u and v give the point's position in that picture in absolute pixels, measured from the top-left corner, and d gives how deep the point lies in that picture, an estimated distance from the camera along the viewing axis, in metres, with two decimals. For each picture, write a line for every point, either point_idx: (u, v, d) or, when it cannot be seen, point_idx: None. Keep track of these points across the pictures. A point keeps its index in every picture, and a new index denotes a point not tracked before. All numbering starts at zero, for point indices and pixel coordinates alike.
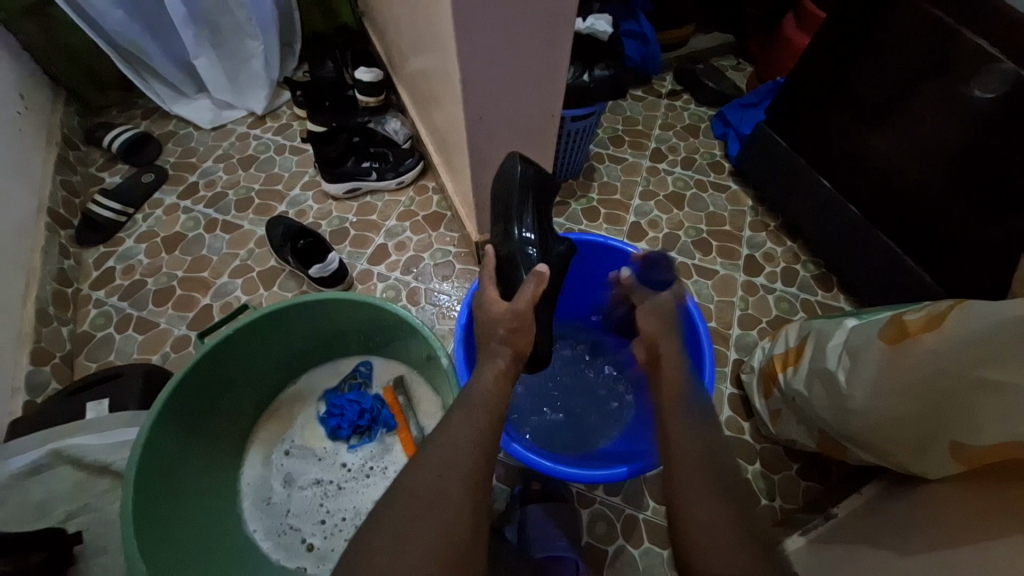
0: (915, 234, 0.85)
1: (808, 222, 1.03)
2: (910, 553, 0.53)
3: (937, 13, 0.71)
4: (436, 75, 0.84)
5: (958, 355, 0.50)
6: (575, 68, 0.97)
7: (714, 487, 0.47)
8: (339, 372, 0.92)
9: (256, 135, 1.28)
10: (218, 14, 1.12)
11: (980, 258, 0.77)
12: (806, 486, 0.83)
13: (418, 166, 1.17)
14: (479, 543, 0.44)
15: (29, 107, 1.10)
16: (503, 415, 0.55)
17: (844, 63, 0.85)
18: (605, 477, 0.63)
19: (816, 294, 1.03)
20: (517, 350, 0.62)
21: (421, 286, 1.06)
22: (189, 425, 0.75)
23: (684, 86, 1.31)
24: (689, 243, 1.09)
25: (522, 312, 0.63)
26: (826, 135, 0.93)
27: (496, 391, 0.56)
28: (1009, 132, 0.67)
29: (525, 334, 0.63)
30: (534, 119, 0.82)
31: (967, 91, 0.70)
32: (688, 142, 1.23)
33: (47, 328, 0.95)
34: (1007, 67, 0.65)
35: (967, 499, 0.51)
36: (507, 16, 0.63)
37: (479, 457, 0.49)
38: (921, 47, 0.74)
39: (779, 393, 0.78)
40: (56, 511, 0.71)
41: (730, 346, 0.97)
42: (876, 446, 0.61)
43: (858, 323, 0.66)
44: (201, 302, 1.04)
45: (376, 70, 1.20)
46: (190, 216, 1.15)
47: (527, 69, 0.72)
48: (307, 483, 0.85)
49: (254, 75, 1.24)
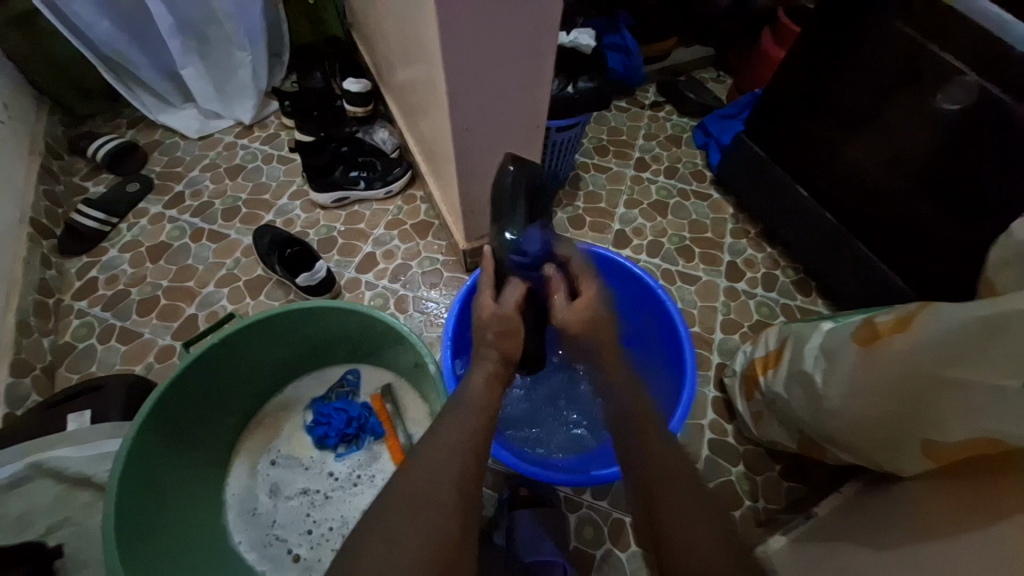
0: (889, 238, 0.88)
1: (786, 229, 1.06)
2: (886, 548, 0.54)
3: (904, 28, 0.74)
4: (424, 87, 0.85)
5: (926, 355, 0.52)
6: (559, 80, 1.00)
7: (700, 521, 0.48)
8: (326, 380, 0.92)
9: (243, 144, 1.28)
10: (206, 24, 1.13)
11: (951, 261, 0.79)
12: (789, 486, 0.85)
13: (406, 175, 1.18)
14: (468, 543, 0.45)
15: (11, 117, 1.09)
16: (491, 414, 0.55)
17: (820, 77, 0.89)
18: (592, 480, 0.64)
19: (795, 299, 1.06)
20: (505, 352, 0.63)
21: (409, 293, 1.06)
22: (174, 434, 0.74)
23: (666, 97, 1.35)
24: (673, 250, 1.11)
25: (508, 317, 0.64)
26: (803, 145, 0.97)
27: (483, 396, 0.57)
28: (975, 140, 0.70)
29: (514, 340, 0.64)
30: (520, 129, 0.83)
31: (935, 102, 0.73)
32: (671, 152, 1.26)
33: (28, 339, 0.94)
34: (972, 80, 0.69)
35: (942, 494, 0.52)
36: (492, 29, 0.65)
37: (470, 457, 0.49)
38: (893, 60, 0.77)
39: (760, 395, 0.80)
40: (35, 525, 0.70)
41: (713, 350, 0.98)
42: (852, 445, 0.63)
43: (834, 326, 0.68)
44: (187, 311, 1.03)
45: (365, 81, 1.22)
46: (175, 226, 1.14)
47: (513, 81, 0.74)
48: (294, 493, 0.84)
49: (242, 84, 1.25)
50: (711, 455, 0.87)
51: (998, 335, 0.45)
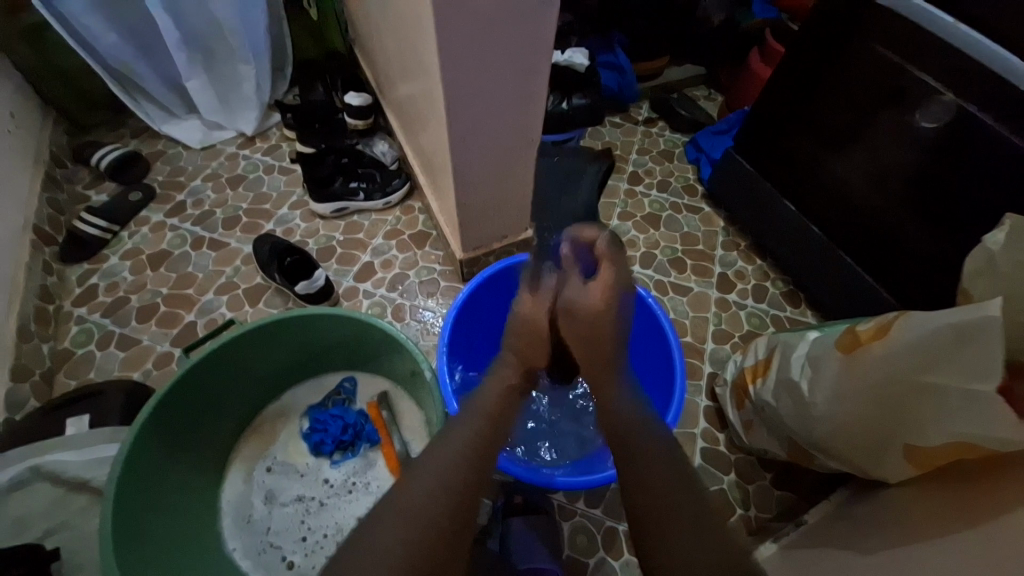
0: (875, 252, 0.90)
1: (775, 243, 1.08)
2: (872, 552, 0.55)
3: (885, 50, 0.78)
4: (422, 101, 0.88)
5: (905, 362, 0.53)
6: (554, 97, 1.04)
7: (680, 517, 0.45)
8: (322, 388, 0.93)
9: (245, 155, 1.30)
10: (211, 39, 1.17)
11: (935, 274, 0.82)
12: (779, 494, 0.85)
13: (404, 187, 1.20)
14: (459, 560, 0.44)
15: (18, 125, 1.11)
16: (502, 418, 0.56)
17: (808, 97, 0.92)
18: (590, 481, 0.68)
19: (785, 310, 1.08)
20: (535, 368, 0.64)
21: (406, 302, 1.08)
22: (173, 440, 0.75)
23: (659, 114, 1.38)
24: (665, 261, 1.14)
25: (535, 326, 0.61)
26: (790, 161, 1.00)
27: (492, 402, 0.56)
28: (958, 156, 0.73)
29: (538, 350, 0.62)
30: (516, 144, 0.86)
31: (917, 120, 0.77)
32: (664, 167, 1.29)
33: (28, 345, 0.94)
34: (949, 99, 0.71)
35: (926, 502, 0.54)
36: (486, 47, 0.68)
37: (474, 460, 0.50)
38: (880, 80, 0.80)
39: (750, 404, 0.81)
40: (34, 527, 0.70)
41: (704, 360, 1.00)
42: (840, 453, 0.64)
43: (819, 335, 0.70)
44: (185, 318, 1.04)
45: (365, 95, 1.25)
46: (177, 234, 1.16)
47: (509, 99, 0.77)
48: (288, 499, 0.84)
49: (245, 96, 1.28)
50: (703, 464, 0.88)
51: (969, 340, 0.47)
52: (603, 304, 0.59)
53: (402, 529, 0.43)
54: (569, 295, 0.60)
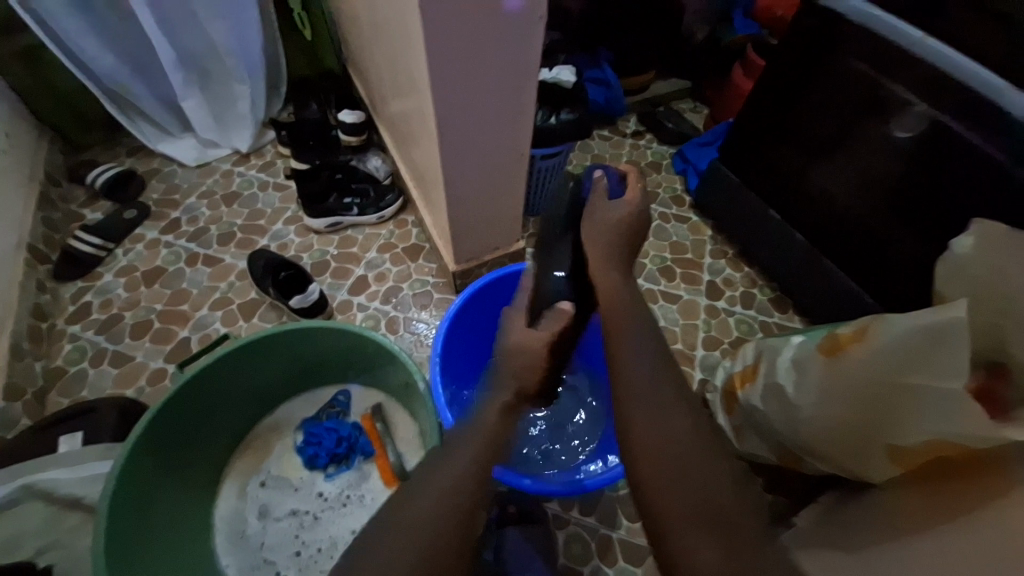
0: (857, 258, 0.93)
1: (761, 251, 1.11)
2: (859, 552, 0.56)
3: (858, 64, 0.81)
4: (414, 117, 0.90)
5: (883, 363, 0.55)
6: (543, 112, 1.06)
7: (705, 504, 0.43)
8: (316, 401, 0.93)
9: (240, 172, 1.32)
10: (208, 59, 1.20)
11: (916, 278, 0.84)
12: (771, 499, 0.86)
13: (397, 201, 1.22)
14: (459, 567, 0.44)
15: (14, 145, 1.12)
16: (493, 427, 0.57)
17: (787, 109, 0.95)
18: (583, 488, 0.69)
19: (772, 316, 1.10)
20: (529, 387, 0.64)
21: (399, 314, 1.09)
22: (166, 456, 0.75)
23: (647, 127, 1.42)
24: (655, 270, 1.16)
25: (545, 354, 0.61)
26: (772, 171, 1.03)
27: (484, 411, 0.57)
28: (932, 163, 0.76)
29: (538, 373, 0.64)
30: (506, 158, 0.88)
31: (891, 130, 0.80)
32: (652, 178, 1.32)
33: (21, 363, 0.94)
34: (922, 109, 0.74)
35: (909, 502, 0.55)
36: (474, 65, 0.70)
37: (467, 467, 0.50)
38: (858, 92, 0.83)
39: (739, 409, 0.82)
40: (25, 546, 0.69)
41: (694, 367, 1.02)
42: (827, 455, 0.65)
43: (803, 339, 0.71)
44: (179, 334, 1.05)
45: (359, 112, 1.27)
46: (171, 251, 1.17)
47: (498, 116, 0.79)
48: (283, 514, 0.84)
49: (240, 115, 1.30)
50: None
51: (944, 342, 0.49)
52: (630, 214, 0.69)
53: (397, 541, 0.43)
54: (599, 210, 0.70)
